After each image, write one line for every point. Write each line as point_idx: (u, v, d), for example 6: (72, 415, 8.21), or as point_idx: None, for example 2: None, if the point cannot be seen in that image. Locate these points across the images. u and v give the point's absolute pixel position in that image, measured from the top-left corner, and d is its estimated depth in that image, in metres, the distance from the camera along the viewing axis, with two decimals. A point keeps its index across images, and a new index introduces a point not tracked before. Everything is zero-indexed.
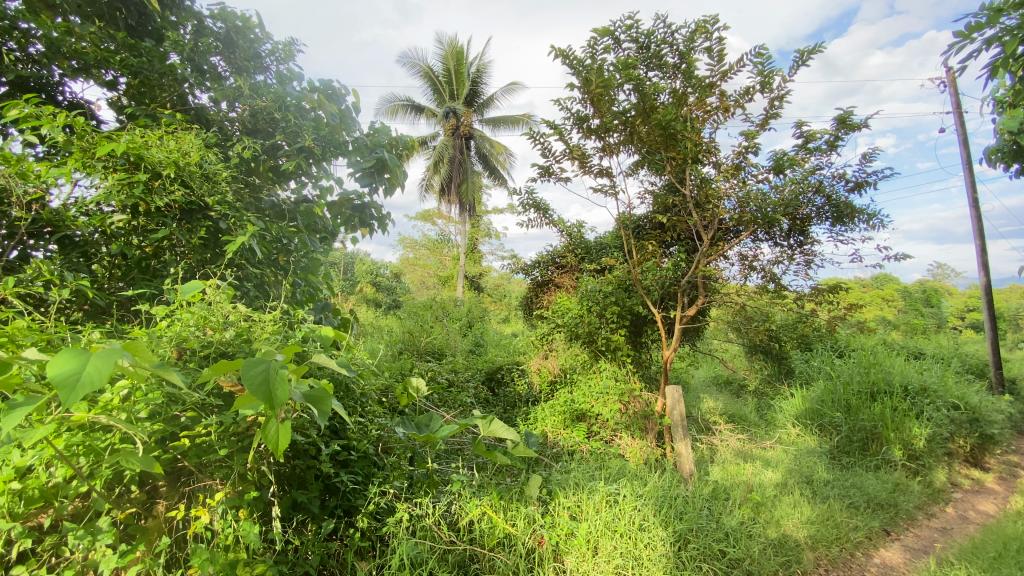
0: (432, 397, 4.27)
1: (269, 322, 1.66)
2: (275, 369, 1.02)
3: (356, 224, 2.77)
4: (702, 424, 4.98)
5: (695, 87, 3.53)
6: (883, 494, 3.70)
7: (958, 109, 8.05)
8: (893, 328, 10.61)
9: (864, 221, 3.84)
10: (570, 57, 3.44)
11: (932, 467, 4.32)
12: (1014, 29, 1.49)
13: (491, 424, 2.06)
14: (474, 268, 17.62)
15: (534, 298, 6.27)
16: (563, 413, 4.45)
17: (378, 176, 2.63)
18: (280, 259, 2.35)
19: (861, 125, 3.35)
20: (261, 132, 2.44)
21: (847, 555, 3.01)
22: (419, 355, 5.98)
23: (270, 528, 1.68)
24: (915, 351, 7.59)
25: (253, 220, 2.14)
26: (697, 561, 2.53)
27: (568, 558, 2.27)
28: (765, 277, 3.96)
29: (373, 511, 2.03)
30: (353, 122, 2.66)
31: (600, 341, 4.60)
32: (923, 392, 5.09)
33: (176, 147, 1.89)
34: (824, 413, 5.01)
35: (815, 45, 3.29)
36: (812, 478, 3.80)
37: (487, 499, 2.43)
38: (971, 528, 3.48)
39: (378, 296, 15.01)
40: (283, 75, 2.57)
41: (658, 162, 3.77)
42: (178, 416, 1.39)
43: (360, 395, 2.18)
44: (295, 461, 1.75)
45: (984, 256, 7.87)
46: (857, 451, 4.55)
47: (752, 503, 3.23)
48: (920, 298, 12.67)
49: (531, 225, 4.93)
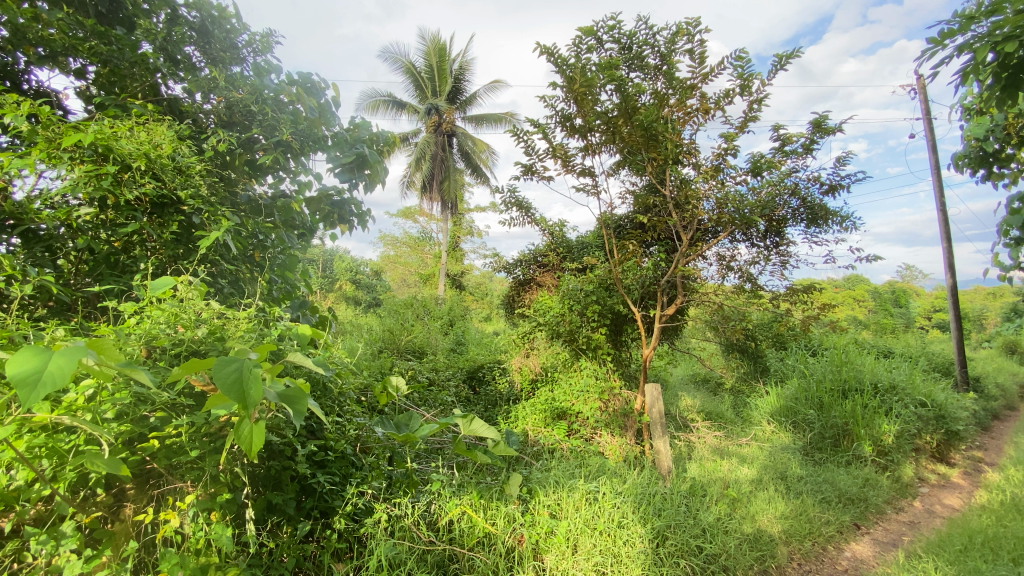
0: (412, 396, 4.24)
1: (243, 320, 1.62)
2: (248, 367, 1.00)
3: (335, 221, 2.72)
4: (680, 421, 5.11)
5: (676, 88, 3.57)
6: (853, 489, 3.81)
7: (926, 116, 8.34)
8: (863, 328, 10.97)
9: (837, 223, 3.94)
10: (554, 55, 3.44)
11: (901, 462, 4.47)
12: (983, 37, 1.54)
13: (471, 423, 2.04)
14: (455, 267, 17.53)
15: (516, 297, 6.27)
16: (543, 412, 4.47)
17: (358, 172, 2.59)
18: (256, 255, 2.29)
19: (836, 129, 3.43)
20: (237, 125, 2.38)
21: (819, 549, 3.10)
22: (399, 354, 5.93)
23: (244, 531, 1.64)
24: (884, 350, 7.84)
25: (228, 215, 2.08)
26: (675, 558, 2.57)
27: (548, 556, 2.29)
28: (741, 277, 4.03)
29: (350, 512, 2.01)
30: (332, 117, 2.61)
31: (581, 340, 4.62)
32: (892, 390, 5.26)
33: (147, 139, 1.84)
34: (798, 410, 5.13)
35: (793, 50, 3.35)
36: (786, 474, 3.90)
37: (466, 498, 2.42)
38: (937, 522, 3.61)
39: (358, 294, 14.82)
40: (260, 67, 2.50)
41: (639, 162, 3.81)
42: (147, 416, 1.34)
43: (337, 394, 2.15)
44: (270, 462, 1.71)
45: (951, 258, 8.17)
46: (829, 447, 4.67)
47: (728, 500, 3.29)
48: (890, 299, 13.09)
49: (513, 224, 4.92)
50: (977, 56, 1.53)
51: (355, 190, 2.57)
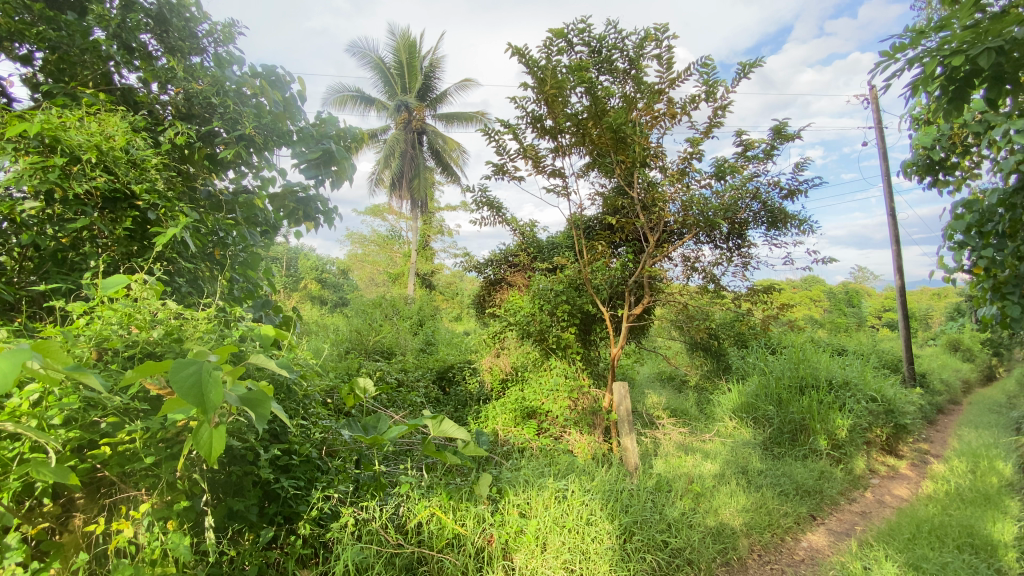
0: (380, 397, 4.18)
1: (202, 320, 1.57)
2: (207, 370, 0.98)
3: (300, 219, 2.65)
4: (646, 419, 5.21)
5: (644, 93, 3.63)
6: (810, 482, 3.98)
7: (878, 124, 8.78)
8: (819, 327, 11.46)
9: (796, 226, 4.10)
10: (525, 56, 3.44)
11: (853, 455, 4.70)
12: (933, 51, 1.61)
13: (441, 424, 2.02)
14: (425, 266, 17.38)
15: (486, 297, 6.25)
16: (513, 412, 4.51)
17: (324, 168, 2.52)
18: (216, 253, 2.21)
19: (795, 136, 3.56)
20: (196, 117, 2.28)
21: (777, 540, 3.23)
22: (366, 355, 5.84)
23: (203, 540, 1.58)
24: (838, 348, 8.22)
25: (186, 211, 2.00)
26: (641, 553, 2.63)
27: (517, 556, 2.32)
28: (705, 278, 4.14)
29: (316, 517, 1.98)
30: (298, 111, 2.54)
31: (551, 339, 4.61)
32: (846, 385, 5.50)
33: (98, 129, 1.75)
34: (758, 406, 5.28)
35: (755, 59, 3.46)
36: (747, 468, 4.02)
37: (436, 499, 2.40)
38: (886, 512, 3.80)
39: (324, 294, 14.49)
40: (222, 58, 2.41)
41: (608, 164, 3.86)
42: (97, 421, 1.28)
43: (302, 397, 2.10)
44: (231, 467, 1.65)
45: (899, 260, 8.62)
46: (787, 442, 4.85)
47: (693, 494, 3.38)
48: (843, 299, 13.70)
49: (484, 223, 4.90)
50: (927, 70, 1.60)
51: (321, 186, 2.50)
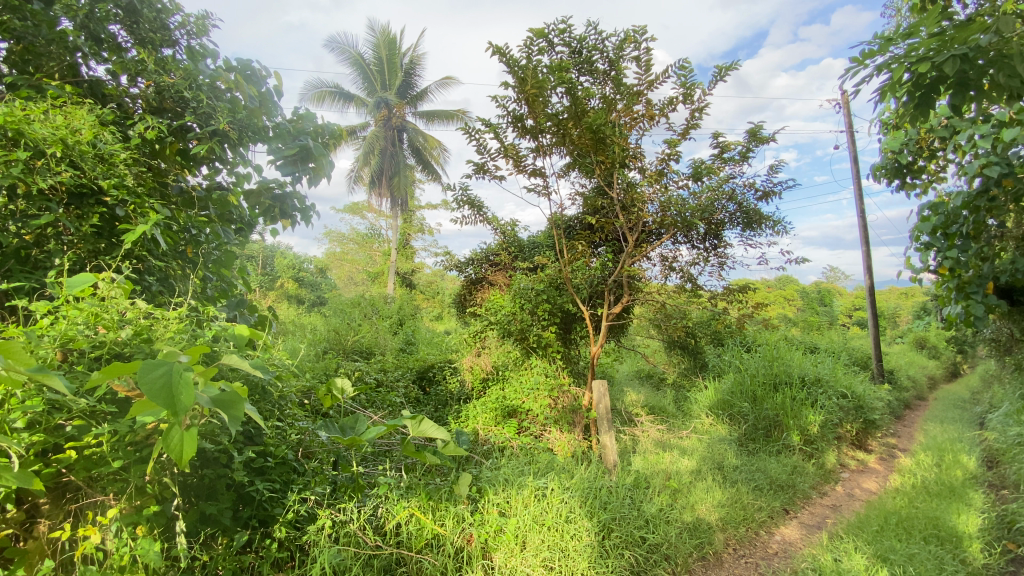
0: (358, 398, 4.14)
1: (173, 320, 1.53)
2: (178, 372, 0.95)
3: (276, 216, 2.60)
4: (625, 416, 5.27)
5: (623, 94, 3.67)
6: (783, 477, 4.07)
7: (849, 129, 9.04)
8: (793, 326, 11.74)
9: (770, 227, 4.19)
10: (505, 55, 3.44)
11: (824, 450, 4.84)
12: (900, 58, 1.66)
13: (421, 424, 2.00)
14: (405, 265, 17.23)
15: (467, 296, 6.23)
16: (494, 411, 4.52)
17: (301, 165, 2.48)
18: (188, 251, 2.15)
19: (769, 139, 3.64)
20: (168, 111, 2.21)
21: (752, 534, 3.30)
22: (345, 355, 5.77)
23: (175, 545, 1.55)
24: (811, 346, 8.44)
25: (157, 208, 1.94)
26: (620, 549, 2.67)
27: (497, 554, 2.33)
28: (683, 277, 4.20)
29: (292, 520, 1.95)
30: (274, 106, 2.49)
31: (532, 338, 4.62)
32: (817, 382, 5.66)
33: (64, 123, 1.68)
34: (733, 403, 5.38)
35: (731, 62, 3.52)
36: (723, 464, 4.10)
37: (415, 500, 2.39)
38: (856, 504, 3.92)
39: (302, 293, 14.24)
40: (195, 51, 2.34)
41: (588, 165, 3.89)
42: (62, 425, 1.24)
43: (278, 398, 2.06)
44: (204, 471, 1.59)
45: (869, 260, 8.89)
46: (761, 437, 4.95)
47: (670, 490, 3.43)
48: (816, 298, 14.07)
49: (465, 222, 4.88)
50: (896, 75, 1.65)
51: (298, 184, 2.46)
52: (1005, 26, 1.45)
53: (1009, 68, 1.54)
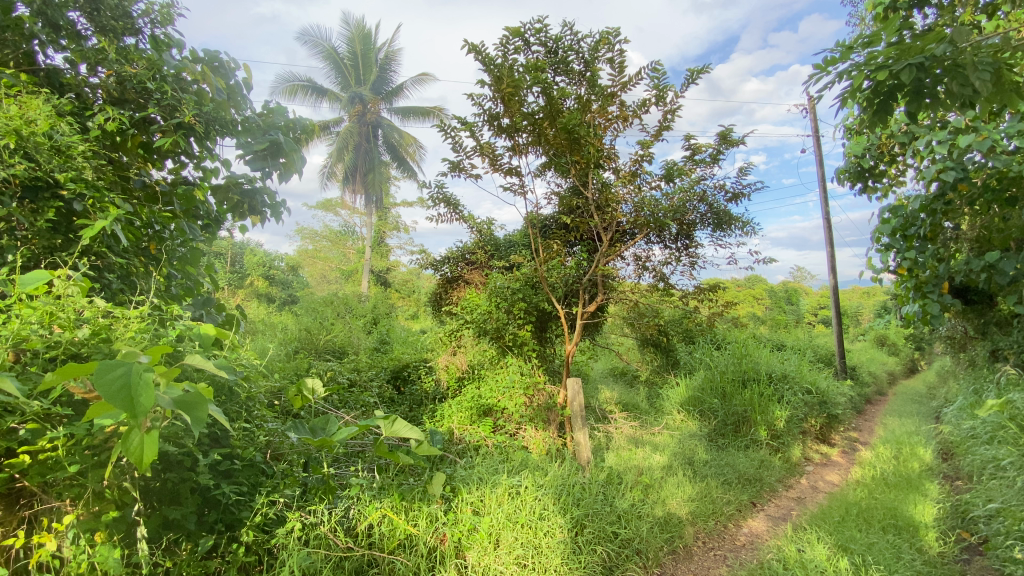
0: (331, 398, 4.07)
1: (134, 319, 1.47)
2: (137, 372, 0.92)
3: (245, 212, 2.53)
4: (599, 413, 5.33)
5: (598, 95, 3.70)
6: (751, 471, 4.19)
7: (816, 134, 9.33)
8: (761, 324, 12.08)
9: (739, 228, 4.30)
10: (480, 53, 3.43)
11: (789, 444, 4.99)
12: (861, 66, 1.73)
13: (394, 424, 1.98)
14: (380, 263, 17.02)
15: (442, 295, 6.18)
16: (469, 409, 4.51)
17: (271, 160, 2.41)
18: (151, 248, 2.07)
19: (739, 141, 3.73)
20: (130, 103, 2.13)
21: (721, 527, 3.39)
22: (317, 355, 5.66)
23: (135, 552, 1.49)
24: (777, 343, 8.69)
25: (118, 203, 1.87)
26: (593, 545, 2.70)
27: (470, 554, 2.33)
28: (656, 277, 4.27)
29: (260, 523, 1.91)
30: (243, 100, 2.44)
31: (507, 337, 4.63)
32: (784, 379, 5.83)
33: (18, 113, 1.60)
34: (704, 399, 5.50)
35: (703, 66, 3.59)
36: (693, 459, 4.19)
37: (388, 501, 2.37)
38: (819, 496, 4.07)
39: (272, 291, 13.90)
40: (159, 41, 2.26)
41: (563, 164, 3.91)
42: (13, 429, 1.18)
43: (246, 399, 2.00)
44: (167, 475, 1.54)
45: (833, 261, 9.21)
46: (730, 433, 5.08)
47: (642, 486, 3.49)
48: (783, 297, 14.49)
49: (440, 220, 4.84)
50: (855, 82, 1.72)
51: (268, 179, 2.40)
52: (959, 37, 1.52)
53: (963, 77, 1.60)
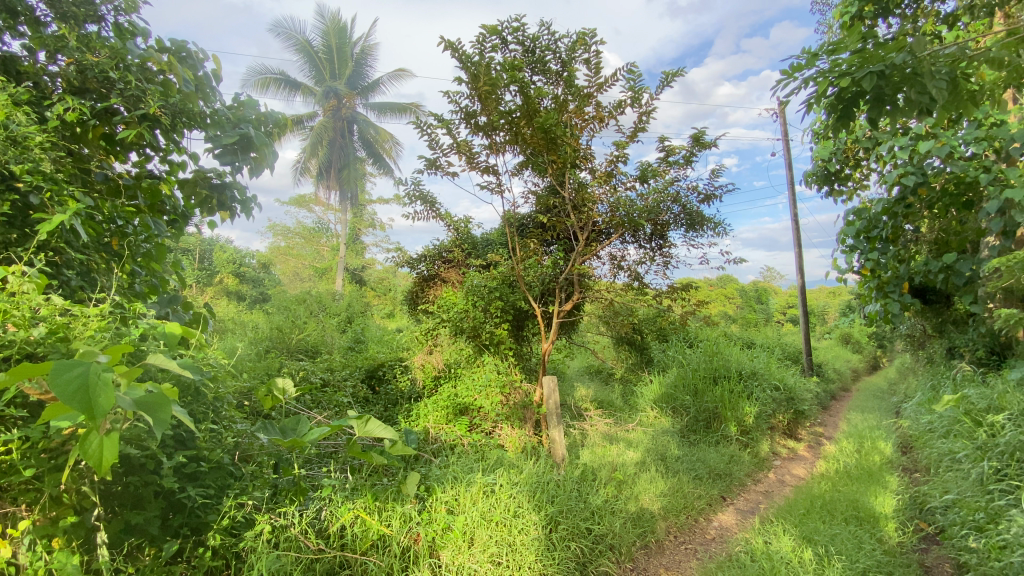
0: (303, 398, 4.00)
1: (94, 318, 1.41)
2: (96, 373, 0.89)
3: (213, 207, 2.45)
4: (574, 411, 5.38)
5: (575, 95, 3.72)
6: (721, 466, 4.29)
7: (785, 138, 9.59)
8: (732, 322, 12.38)
9: (711, 229, 4.39)
10: (457, 50, 3.41)
11: (758, 439, 5.14)
12: (826, 72, 1.79)
13: (367, 424, 1.95)
14: (355, 261, 16.78)
15: (418, 293, 6.13)
16: (445, 408, 4.49)
17: (241, 154, 2.34)
18: (113, 244, 1.99)
19: (711, 144, 3.80)
20: (92, 93, 2.04)
21: (692, 521, 3.46)
22: (289, 355, 5.56)
23: (95, 558, 1.43)
24: (748, 341, 8.92)
25: (78, 196, 1.79)
26: (566, 541, 2.73)
27: (444, 553, 2.33)
28: (630, 276, 4.33)
29: (227, 526, 1.86)
30: (211, 92, 2.34)
31: (484, 335, 4.62)
32: (753, 375, 5.99)
33: None
34: (676, 396, 5.60)
35: (677, 69, 3.65)
36: (665, 455, 4.27)
37: (361, 501, 2.35)
38: (785, 490, 4.20)
39: (242, 289, 13.56)
40: (124, 29, 2.17)
41: (540, 164, 3.92)
42: None
43: (214, 399, 1.94)
44: (129, 478, 1.49)
45: (801, 261, 9.49)
46: (701, 429, 5.19)
47: (615, 482, 3.53)
48: (754, 296, 14.88)
49: (417, 217, 4.80)
50: (820, 88, 1.77)
51: (238, 174, 2.33)
52: (917, 47, 1.58)
53: (920, 85, 1.68)
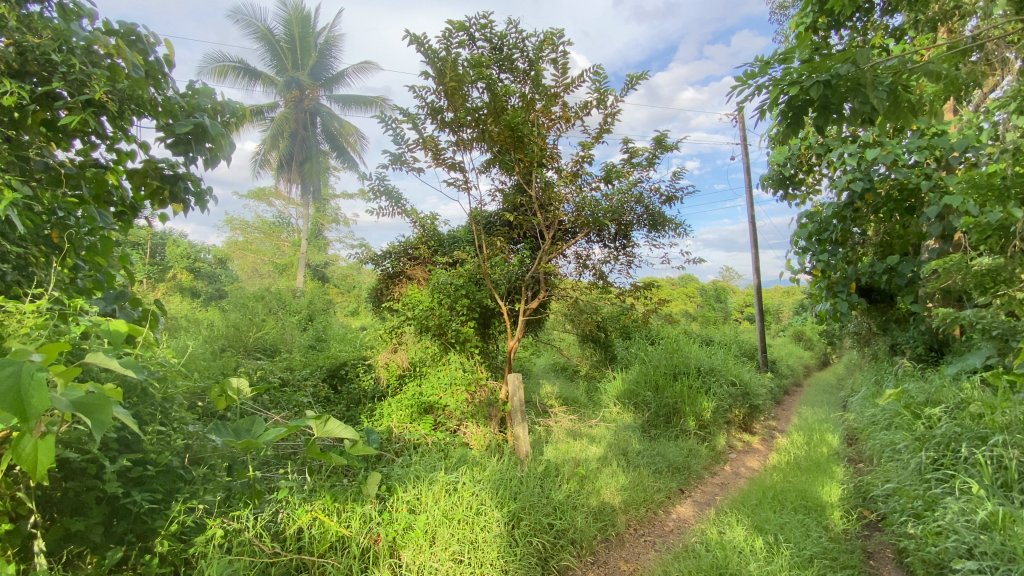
0: (261, 398, 3.88)
1: (30, 315, 1.33)
2: (28, 374, 0.83)
3: (165, 200, 2.34)
4: (539, 408, 5.42)
5: (542, 95, 3.74)
6: (679, 459, 4.42)
7: (743, 143, 9.93)
8: (692, 321, 12.75)
9: (673, 229, 4.50)
10: (423, 45, 3.37)
11: (715, 433, 5.31)
12: (777, 80, 1.86)
13: (325, 424, 1.88)
14: (317, 257, 16.36)
15: (382, 290, 6.03)
16: (409, 407, 4.44)
17: (196, 145, 2.24)
18: (53, 236, 1.88)
19: (673, 147, 3.90)
20: (31, 75, 1.90)
21: (651, 514, 3.55)
22: (246, 353, 5.37)
23: (32, 567, 1.34)
24: (706, 338, 9.21)
25: (14, 184, 1.67)
26: (528, 537, 2.76)
27: (405, 553, 2.31)
28: (595, 275, 4.40)
29: (176, 531, 1.81)
30: (163, 78, 2.22)
31: (450, 333, 4.59)
32: (711, 372, 6.19)
33: None
34: (638, 392, 5.73)
35: (641, 72, 3.72)
36: (627, 450, 4.35)
37: (319, 503, 2.33)
38: (740, 482, 4.36)
39: (197, 285, 12.99)
40: (67, 10, 2.04)
41: (507, 162, 3.92)
42: None
43: (164, 400, 1.86)
44: (68, 484, 1.41)
45: (757, 261, 9.86)
46: (662, 424, 5.33)
47: (578, 477, 3.58)
48: (713, 295, 15.37)
49: (382, 213, 4.71)
50: (773, 95, 1.84)
51: (191, 165, 2.23)
52: (863, 60, 1.66)
53: (862, 95, 1.76)
